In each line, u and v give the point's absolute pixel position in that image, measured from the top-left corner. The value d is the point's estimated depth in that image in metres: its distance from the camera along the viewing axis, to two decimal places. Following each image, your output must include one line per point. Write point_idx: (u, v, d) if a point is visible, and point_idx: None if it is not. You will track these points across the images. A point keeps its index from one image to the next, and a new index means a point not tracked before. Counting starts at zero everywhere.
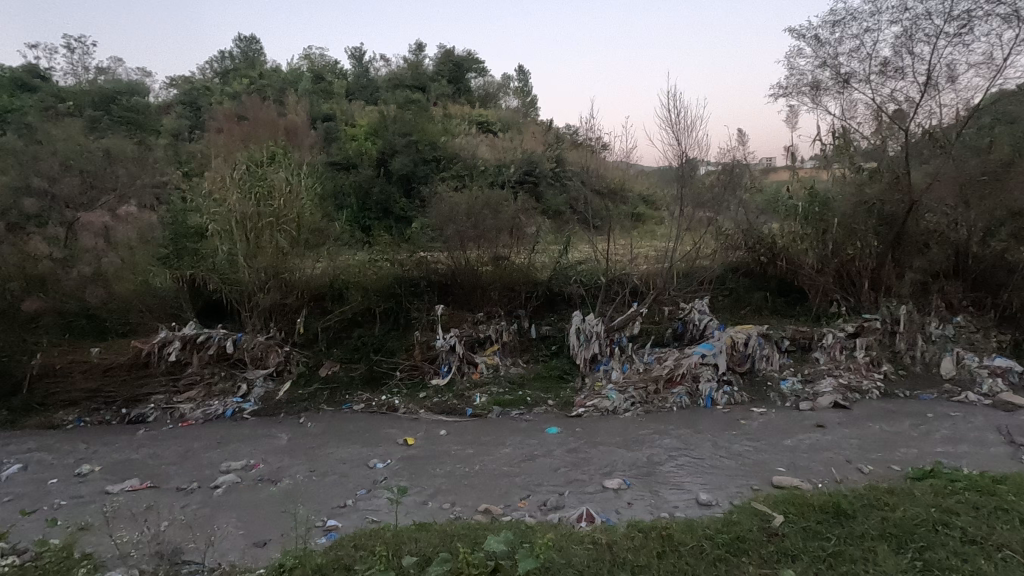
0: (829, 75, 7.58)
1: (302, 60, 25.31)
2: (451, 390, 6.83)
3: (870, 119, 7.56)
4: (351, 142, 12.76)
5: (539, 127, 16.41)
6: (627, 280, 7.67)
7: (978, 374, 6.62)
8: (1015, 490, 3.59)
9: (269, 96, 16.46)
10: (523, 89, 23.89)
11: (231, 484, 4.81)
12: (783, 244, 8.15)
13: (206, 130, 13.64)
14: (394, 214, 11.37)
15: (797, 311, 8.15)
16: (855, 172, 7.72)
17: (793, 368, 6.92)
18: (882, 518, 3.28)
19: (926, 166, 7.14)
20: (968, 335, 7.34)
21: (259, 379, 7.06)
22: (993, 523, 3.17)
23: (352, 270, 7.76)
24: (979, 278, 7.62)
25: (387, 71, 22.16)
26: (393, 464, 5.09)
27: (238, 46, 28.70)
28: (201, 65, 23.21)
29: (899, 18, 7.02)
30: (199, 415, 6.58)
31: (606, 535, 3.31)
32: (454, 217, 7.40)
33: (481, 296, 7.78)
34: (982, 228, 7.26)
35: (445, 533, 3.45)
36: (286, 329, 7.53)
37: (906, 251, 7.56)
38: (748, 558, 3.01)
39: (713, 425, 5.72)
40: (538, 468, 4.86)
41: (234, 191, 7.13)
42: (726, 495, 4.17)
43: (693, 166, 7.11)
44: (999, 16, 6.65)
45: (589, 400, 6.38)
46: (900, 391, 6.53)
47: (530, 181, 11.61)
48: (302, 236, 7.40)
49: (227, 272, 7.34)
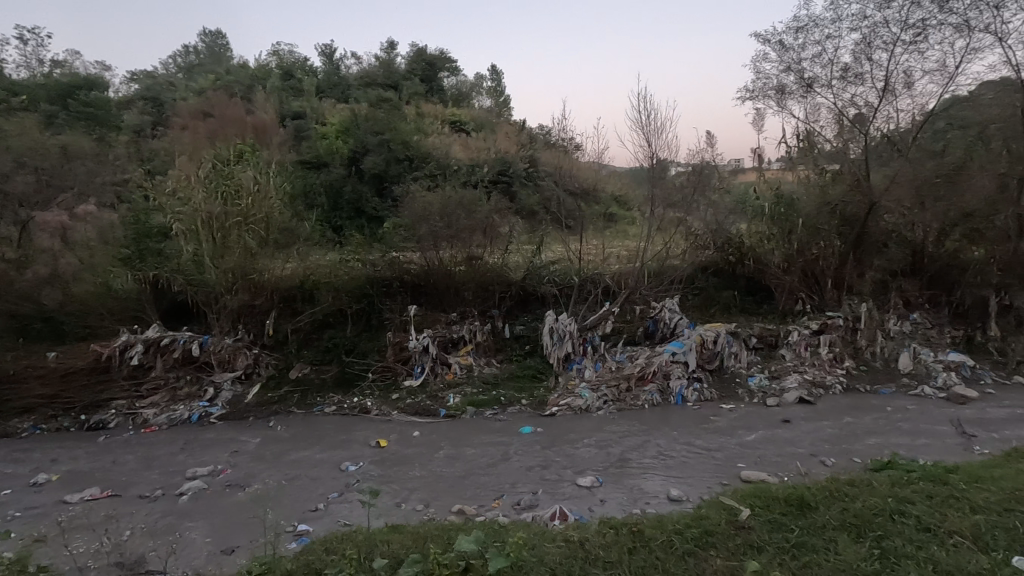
0: (793, 79, 7.81)
1: (270, 57, 24.81)
2: (424, 390, 6.80)
3: (832, 123, 7.81)
4: (322, 141, 12.56)
5: (513, 127, 16.43)
6: (599, 280, 7.71)
7: (933, 368, 6.90)
8: (966, 478, 3.76)
9: (236, 93, 16.05)
10: (496, 89, 23.89)
11: (198, 491, 4.69)
12: (750, 245, 8.35)
13: (170, 126, 13.26)
14: (367, 214, 11.22)
15: (764, 310, 8.35)
16: (819, 173, 7.96)
17: (761, 365, 7.11)
18: (842, 509, 3.40)
19: (885, 169, 7.40)
20: (923, 331, 7.64)
21: (227, 382, 6.93)
22: (946, 511, 3.32)
23: (323, 271, 7.62)
24: (934, 276, 7.91)
25: (358, 69, 21.87)
26: (366, 466, 5.04)
27: (202, 41, 27.97)
28: (165, 60, 22.41)
29: (859, 26, 7.27)
30: (163, 420, 6.41)
31: (578, 533, 3.34)
32: (426, 216, 7.28)
33: (455, 297, 7.75)
34: (937, 228, 7.60)
35: (419, 535, 3.44)
36: (256, 330, 7.44)
37: (866, 251, 7.83)
38: (716, 552, 3.08)
39: (683, 422, 5.84)
40: (512, 467, 4.88)
41: (199, 190, 6.96)
42: (697, 490, 4.26)
43: (664, 167, 7.24)
44: (951, 26, 6.95)
45: (563, 400, 6.41)
46: (861, 386, 6.77)
47: (504, 181, 11.63)
48: (272, 236, 7.26)
49: (193, 274, 7.13)
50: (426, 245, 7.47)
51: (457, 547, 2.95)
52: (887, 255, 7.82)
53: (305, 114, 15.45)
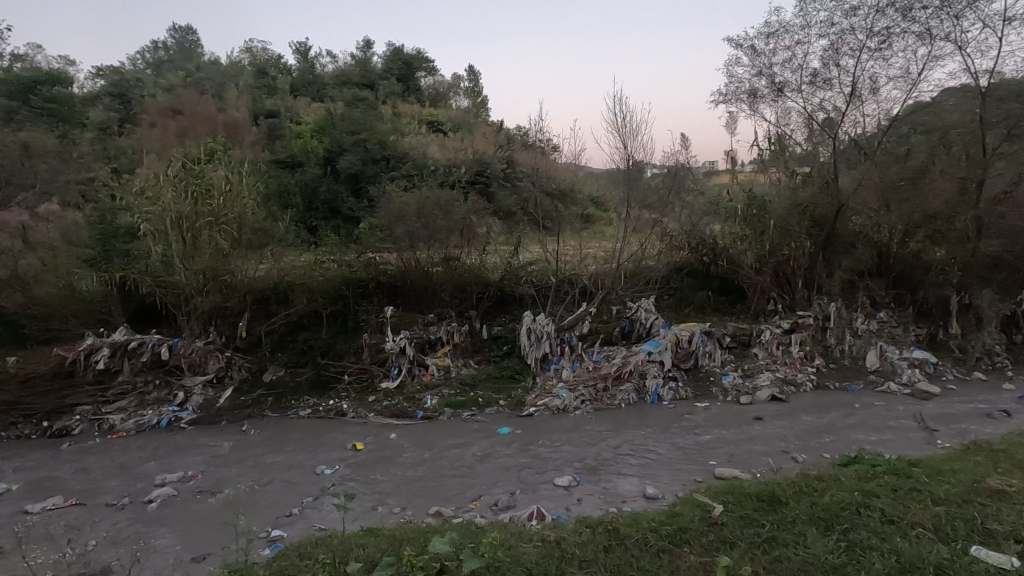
0: (765, 83, 7.98)
1: (243, 54, 24.37)
2: (401, 392, 6.75)
3: (802, 127, 8.00)
4: (297, 140, 12.38)
5: (491, 128, 16.44)
6: (577, 280, 7.74)
7: (899, 365, 7.12)
8: (928, 472, 3.89)
9: (206, 90, 15.71)
10: (474, 89, 23.88)
11: (167, 497, 4.58)
12: (723, 245, 8.51)
13: (137, 124, 12.92)
14: (343, 214, 11.08)
15: (737, 309, 8.50)
16: (789, 176, 8.16)
17: (734, 364, 7.24)
18: (811, 504, 3.49)
19: (853, 172, 7.66)
20: (889, 329, 7.87)
21: (197, 386, 6.77)
22: (909, 504, 3.43)
23: (297, 272, 7.50)
24: (899, 276, 8.18)
25: (334, 68, 21.62)
26: (341, 470, 4.98)
27: (171, 37, 27.33)
28: (133, 56, 21.79)
29: (827, 32, 7.47)
30: (130, 426, 6.24)
31: (555, 532, 3.35)
32: (403, 217, 7.24)
33: (432, 298, 7.72)
34: (902, 230, 7.86)
35: (395, 538, 3.41)
36: (227, 332, 7.27)
37: (835, 251, 8.04)
38: (689, 548, 3.13)
39: (658, 421, 5.91)
40: (490, 468, 4.88)
41: (168, 189, 6.81)
42: (672, 487, 4.32)
43: (640, 168, 7.33)
44: (914, 34, 7.18)
45: (540, 400, 6.44)
46: (830, 383, 6.95)
47: (481, 182, 11.63)
48: (244, 236, 7.13)
49: (161, 274, 6.97)
50: (403, 245, 7.41)
51: (432, 548, 2.94)
52: (855, 255, 7.99)
53: (279, 113, 15.19)
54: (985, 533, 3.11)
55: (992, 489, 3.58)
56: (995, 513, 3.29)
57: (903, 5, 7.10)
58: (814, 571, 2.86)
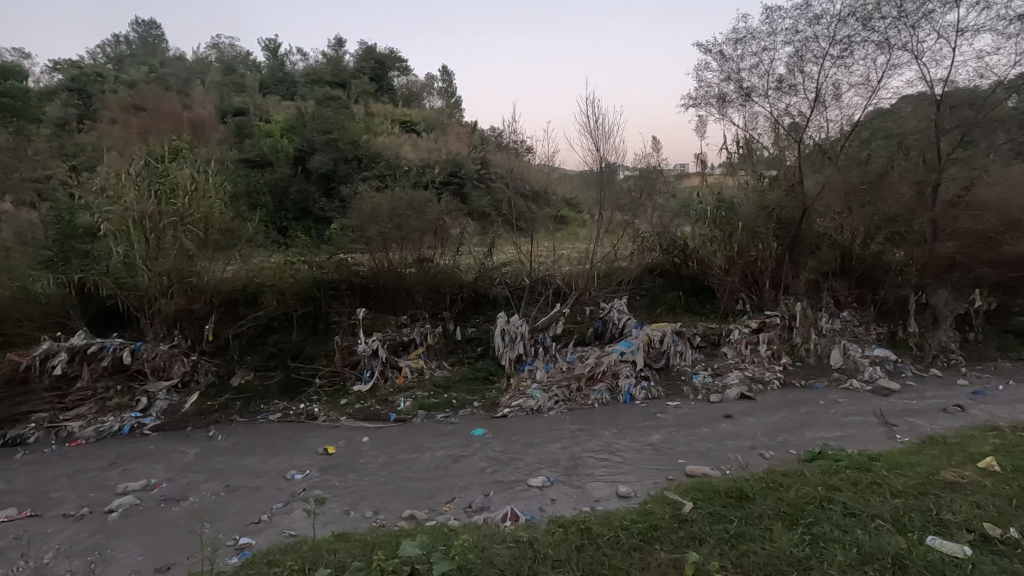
0: (733, 88, 8.15)
1: (209, 51, 23.80)
2: (374, 395, 6.68)
3: (769, 131, 8.20)
4: (266, 139, 12.12)
5: (465, 129, 16.39)
6: (550, 281, 7.77)
7: (861, 363, 7.35)
8: (887, 465, 4.03)
9: (171, 87, 15.27)
10: (448, 89, 23.81)
11: (129, 507, 4.43)
12: (693, 247, 8.66)
13: (98, 121, 12.47)
14: (314, 215, 10.88)
15: (707, 310, 8.67)
16: (757, 179, 8.38)
17: (705, 363, 7.38)
18: (777, 499, 3.58)
19: (818, 176, 7.89)
20: (853, 328, 8.13)
21: (161, 392, 6.59)
22: (869, 496, 3.55)
23: (267, 274, 7.36)
24: (861, 276, 8.46)
25: (305, 66, 21.29)
26: (313, 474, 4.90)
27: (134, 31, 26.56)
28: (92, 49, 21.00)
29: (792, 40, 7.69)
30: (90, 433, 6.01)
31: (528, 533, 3.36)
32: (375, 217, 7.16)
33: (405, 299, 7.67)
34: (863, 232, 8.13)
35: (366, 542, 3.37)
36: (193, 336, 7.09)
37: (801, 252, 8.27)
38: (660, 545, 3.17)
39: (631, 420, 5.97)
40: (464, 470, 4.86)
41: (130, 188, 6.58)
42: (644, 486, 4.37)
43: (612, 170, 7.41)
44: (874, 43, 7.44)
45: (515, 400, 6.46)
46: (797, 381, 7.14)
47: (455, 183, 11.61)
48: (211, 237, 6.95)
49: (123, 276, 6.75)
50: (375, 246, 7.32)
51: (402, 552, 2.92)
52: (819, 257, 8.23)
53: (247, 110, 14.85)
54: (940, 523, 3.24)
55: (946, 481, 3.74)
56: (949, 504, 3.43)
57: (862, 15, 7.36)
58: (780, 564, 2.94)
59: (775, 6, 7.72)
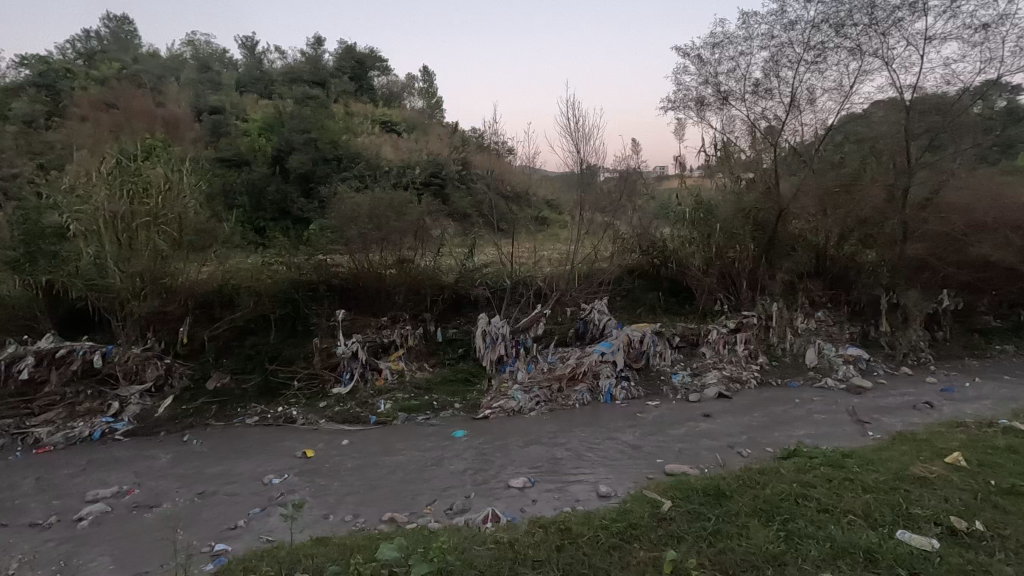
0: (711, 92, 8.27)
1: (184, 47, 23.35)
2: (354, 397, 6.61)
3: (746, 134, 8.33)
4: (242, 138, 11.91)
5: (445, 129, 16.32)
6: (531, 282, 7.77)
7: (835, 362, 7.51)
8: (859, 462, 4.13)
9: (145, 84, 14.93)
10: (428, 90, 23.71)
11: (100, 514, 4.31)
12: (672, 248, 8.77)
13: (67, 117, 12.12)
14: (292, 215, 10.72)
15: (686, 310, 8.77)
16: (734, 181, 8.52)
17: (684, 362, 7.47)
18: (753, 496, 3.63)
19: (794, 178, 8.04)
20: (827, 328, 8.29)
21: (134, 396, 6.44)
22: (842, 492, 3.63)
23: (243, 276, 7.29)
24: (835, 277, 8.63)
25: (284, 64, 21.01)
26: (290, 478, 4.83)
27: (106, 26, 25.94)
28: (61, 44, 20.38)
29: (768, 45, 7.82)
30: (59, 439, 5.83)
31: (508, 534, 3.36)
32: (354, 218, 7.08)
33: (386, 300, 7.61)
34: (837, 234, 8.30)
35: (345, 546, 3.33)
36: (167, 339, 6.95)
37: (777, 254, 8.42)
38: (639, 544, 3.20)
39: (611, 421, 6.01)
40: (444, 472, 4.83)
41: (101, 187, 6.39)
42: (624, 485, 4.40)
43: (593, 172, 7.44)
44: (846, 49, 7.62)
45: (495, 402, 6.44)
46: (773, 380, 7.26)
47: (436, 183, 11.56)
48: (186, 237, 6.80)
49: (94, 278, 6.52)
50: (354, 247, 7.26)
51: (381, 555, 2.89)
52: (794, 258, 8.39)
53: (224, 109, 14.59)
54: (909, 518, 3.33)
55: (916, 476, 3.84)
56: (918, 499, 3.52)
57: (836, 22, 7.52)
58: (755, 561, 2.98)
59: (752, 12, 7.85)
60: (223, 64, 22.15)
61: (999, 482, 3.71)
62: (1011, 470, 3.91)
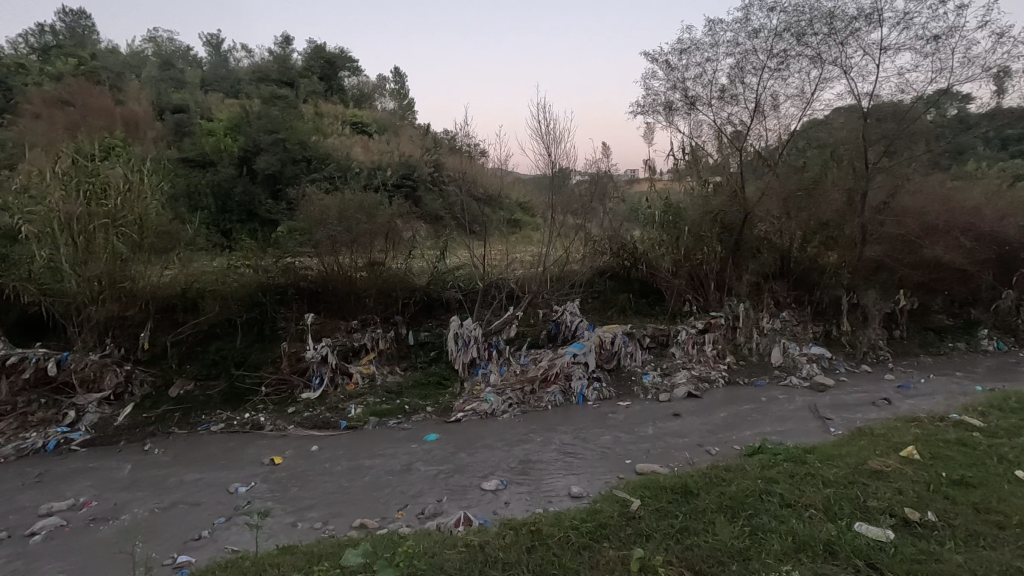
0: (679, 97, 8.42)
1: (146, 44, 22.71)
2: (324, 402, 6.52)
3: (713, 139, 8.48)
4: (207, 138, 11.58)
5: (417, 132, 16.21)
6: (504, 284, 7.76)
7: (799, 361, 7.73)
8: (820, 457, 4.26)
9: (104, 82, 14.43)
10: (399, 92, 23.61)
11: (54, 528, 4.14)
12: (643, 250, 8.88)
13: (18, 115, 11.61)
14: (259, 217, 10.46)
15: (656, 311, 8.92)
16: (702, 185, 8.69)
17: (654, 362, 7.58)
18: (720, 493, 3.71)
19: (759, 182, 8.25)
20: (792, 328, 8.51)
21: (92, 405, 6.21)
22: (804, 487, 3.73)
23: (208, 278, 7.09)
24: (799, 278, 8.88)
25: (251, 63, 20.60)
26: (258, 486, 4.73)
27: (62, 20, 25.05)
28: (13, 38, 19.47)
29: (732, 52, 8.01)
30: (10, 450, 5.57)
31: (478, 537, 3.35)
32: (324, 220, 6.96)
33: (356, 303, 7.51)
34: (800, 236, 8.56)
35: (312, 554, 3.28)
36: (127, 345, 6.74)
37: (743, 256, 8.62)
38: (608, 543, 3.23)
39: (583, 421, 6.07)
40: (416, 476, 4.80)
41: (55, 188, 6.10)
42: (595, 485, 4.44)
43: (564, 176, 7.50)
44: (807, 57, 7.86)
45: (468, 404, 6.43)
46: (740, 378, 7.44)
47: (408, 185, 11.58)
48: (147, 240, 6.57)
49: (47, 281, 6.27)
50: (323, 250, 7.14)
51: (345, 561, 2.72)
52: (759, 260, 8.61)
53: (187, 108, 14.19)
54: (865, 510, 3.45)
55: (873, 470, 3.97)
56: (875, 492, 3.65)
57: (797, 31, 7.76)
58: (721, 557, 3.04)
59: (718, 19, 8.04)
60: (186, 62, 21.51)
61: (950, 473, 3.88)
62: (960, 462, 4.09)
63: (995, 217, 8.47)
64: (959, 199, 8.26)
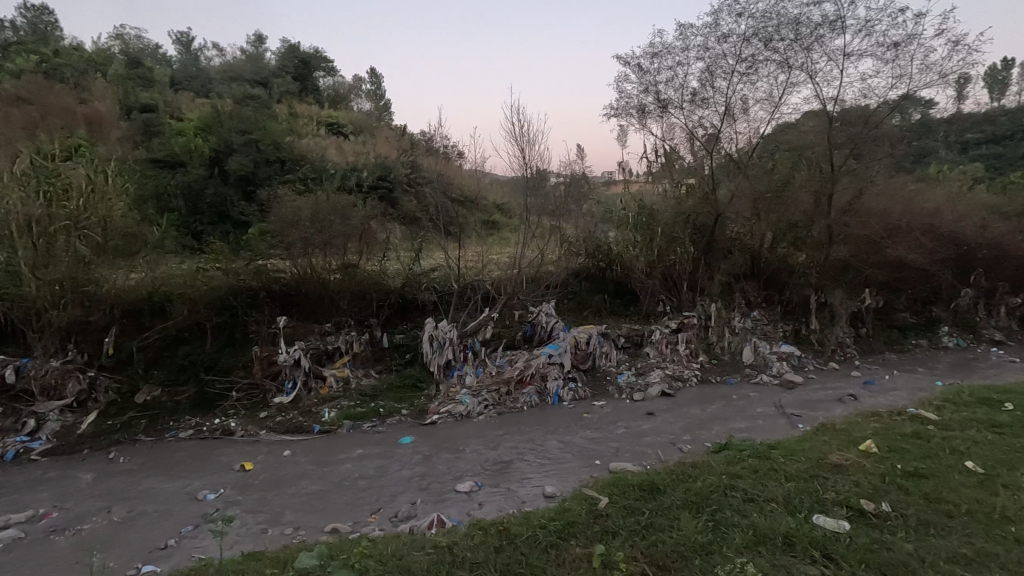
0: (652, 100, 8.53)
1: (112, 41, 22.18)
2: (297, 406, 6.43)
3: (685, 141, 8.56)
4: (176, 138, 11.34)
5: (394, 133, 16.18)
6: (480, 285, 7.78)
7: (770, 359, 7.88)
8: (784, 452, 4.36)
9: (66, 81, 13.99)
10: (374, 93, 23.53)
11: (12, 541, 4.00)
12: (618, 251, 9.00)
13: None
14: (232, 219, 10.32)
15: (630, 311, 9.05)
16: (675, 187, 8.82)
17: (628, 362, 7.65)
18: (685, 489, 3.78)
19: (730, 184, 8.40)
20: (763, 326, 8.67)
21: (53, 413, 6.01)
22: (766, 482, 3.82)
23: (176, 281, 7.02)
24: (769, 277, 9.05)
25: (223, 63, 20.32)
26: (227, 493, 4.64)
27: (22, 15, 24.35)
28: None
29: (703, 56, 8.15)
30: None
31: (447, 537, 3.35)
32: (296, 221, 6.86)
33: (329, 306, 7.47)
34: (770, 237, 8.74)
35: (277, 560, 3.24)
36: (90, 351, 6.53)
37: (714, 256, 8.78)
38: (575, 541, 3.26)
39: (559, 421, 6.10)
40: (390, 479, 4.78)
41: (13, 189, 5.88)
42: (568, 485, 4.47)
43: (539, 177, 7.54)
44: (775, 62, 8.05)
45: (443, 407, 6.41)
46: (712, 377, 7.56)
47: (384, 186, 11.52)
48: (111, 242, 6.41)
49: (5, 285, 6.09)
50: (296, 252, 7.08)
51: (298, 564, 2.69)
52: (730, 260, 8.77)
53: (156, 108, 13.85)
54: (823, 502, 3.55)
55: (832, 463, 4.08)
56: (833, 484, 3.76)
57: (764, 36, 7.94)
58: (684, 551, 3.10)
59: (688, 24, 8.19)
60: (154, 61, 21.04)
61: (905, 466, 4.01)
62: (916, 454, 4.23)
63: (952, 219, 8.78)
64: (919, 201, 8.55)
